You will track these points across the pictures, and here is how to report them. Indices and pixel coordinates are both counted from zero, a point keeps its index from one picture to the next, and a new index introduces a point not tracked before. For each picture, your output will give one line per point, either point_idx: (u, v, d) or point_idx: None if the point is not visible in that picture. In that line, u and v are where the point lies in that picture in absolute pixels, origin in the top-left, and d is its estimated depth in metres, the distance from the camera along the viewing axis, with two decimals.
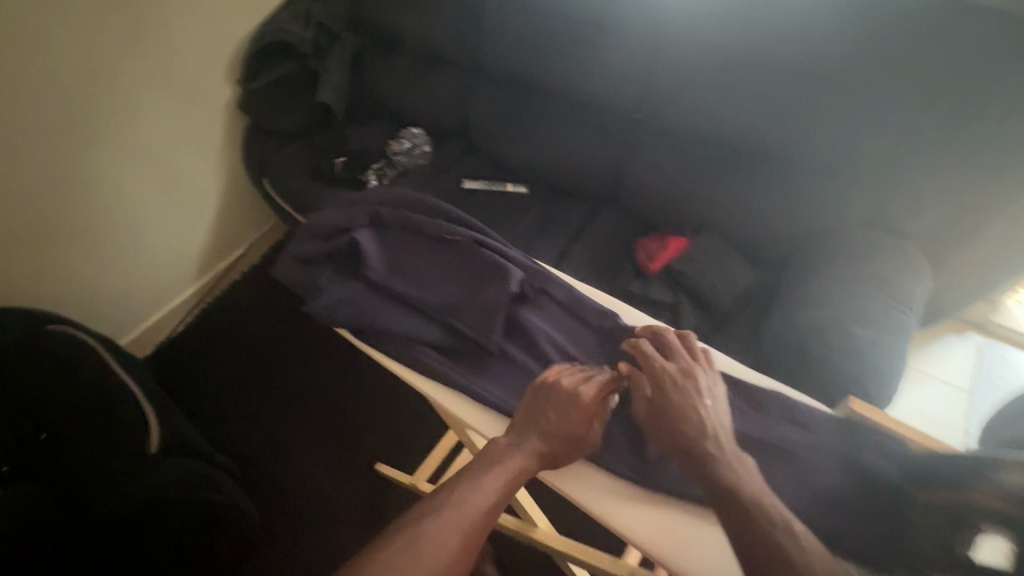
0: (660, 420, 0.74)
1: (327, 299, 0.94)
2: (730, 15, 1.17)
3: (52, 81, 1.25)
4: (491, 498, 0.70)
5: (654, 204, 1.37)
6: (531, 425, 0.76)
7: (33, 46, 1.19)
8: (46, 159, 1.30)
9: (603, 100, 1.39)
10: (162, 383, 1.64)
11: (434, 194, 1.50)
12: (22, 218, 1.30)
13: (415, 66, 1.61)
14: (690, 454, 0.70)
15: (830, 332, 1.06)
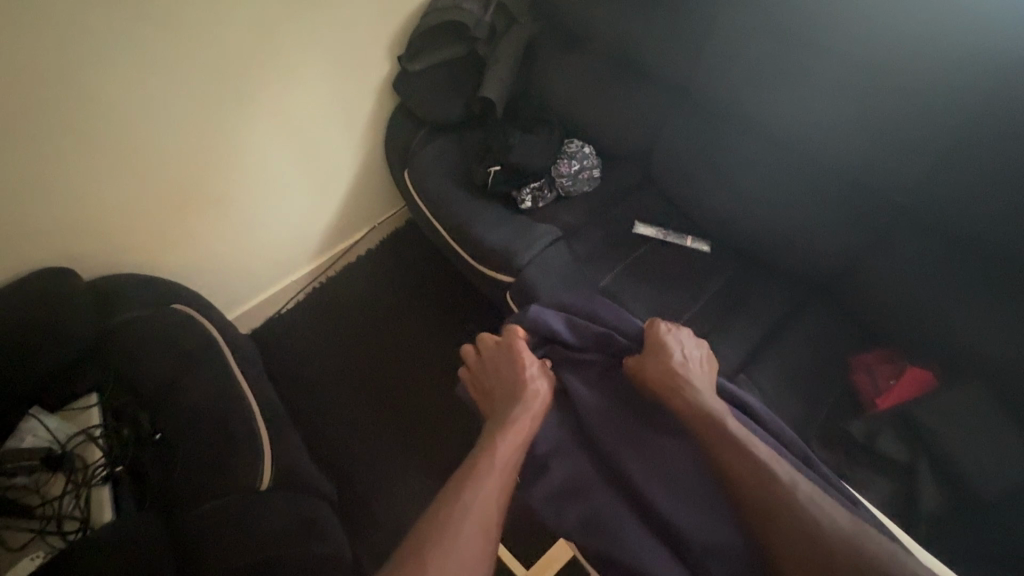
0: (647, 365, 0.90)
1: (553, 477, 0.83)
2: None
3: (216, 46, 1.14)
4: (493, 471, 0.79)
5: (887, 316, 1.05)
6: (512, 391, 0.89)
7: (203, 6, 1.08)
8: (196, 127, 1.20)
9: (842, 165, 1.05)
10: (268, 367, 1.57)
11: (600, 234, 1.28)
12: (163, 180, 1.22)
13: (600, 71, 1.35)
14: (677, 392, 0.85)
15: None
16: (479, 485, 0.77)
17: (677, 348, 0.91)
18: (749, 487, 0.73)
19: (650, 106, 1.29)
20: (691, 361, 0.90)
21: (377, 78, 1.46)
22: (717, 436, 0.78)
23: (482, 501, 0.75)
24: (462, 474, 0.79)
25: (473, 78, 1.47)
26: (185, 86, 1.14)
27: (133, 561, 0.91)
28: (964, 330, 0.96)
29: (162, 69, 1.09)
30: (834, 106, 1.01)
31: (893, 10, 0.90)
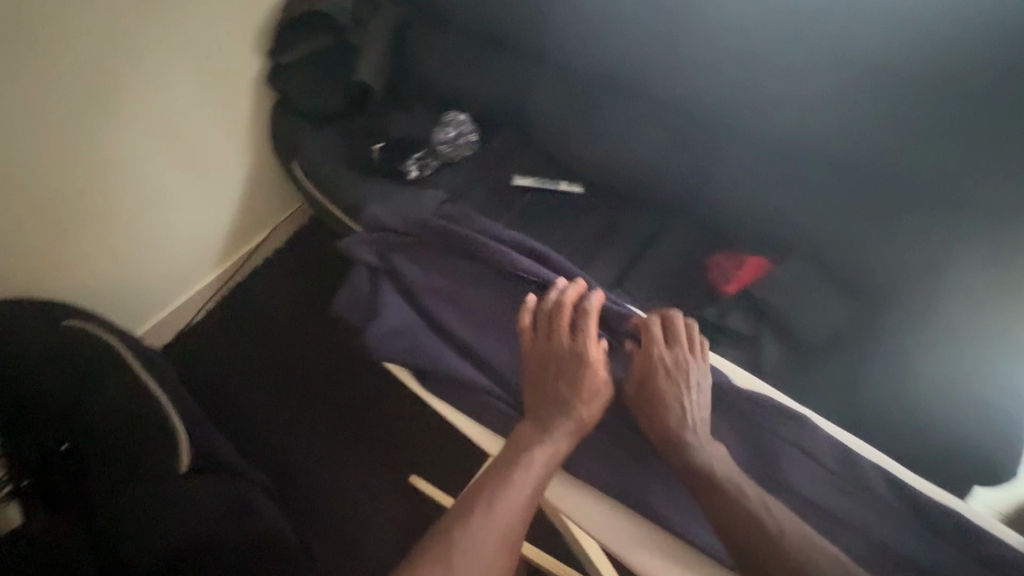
0: (643, 411, 0.84)
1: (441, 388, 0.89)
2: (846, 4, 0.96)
3: (64, 52, 1.13)
4: (525, 490, 0.77)
5: (732, 222, 1.21)
6: (558, 400, 0.82)
7: (39, 11, 1.07)
8: (58, 139, 1.19)
9: (673, 98, 1.20)
10: (186, 377, 1.56)
11: (482, 193, 1.38)
12: (33, 199, 1.21)
13: (463, 43, 1.44)
14: (669, 441, 0.81)
15: (929, 402, 0.92)
16: (510, 498, 0.76)
17: (681, 395, 0.83)
18: (732, 532, 0.73)
19: (513, 69, 1.40)
20: (697, 400, 0.83)
21: (250, 77, 1.48)
22: (707, 488, 0.76)
23: (506, 514, 0.75)
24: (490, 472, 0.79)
25: (348, 65, 1.52)
26: (40, 93, 1.13)
27: None
28: (786, 219, 1.14)
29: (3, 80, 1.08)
30: (662, 44, 1.15)
31: None
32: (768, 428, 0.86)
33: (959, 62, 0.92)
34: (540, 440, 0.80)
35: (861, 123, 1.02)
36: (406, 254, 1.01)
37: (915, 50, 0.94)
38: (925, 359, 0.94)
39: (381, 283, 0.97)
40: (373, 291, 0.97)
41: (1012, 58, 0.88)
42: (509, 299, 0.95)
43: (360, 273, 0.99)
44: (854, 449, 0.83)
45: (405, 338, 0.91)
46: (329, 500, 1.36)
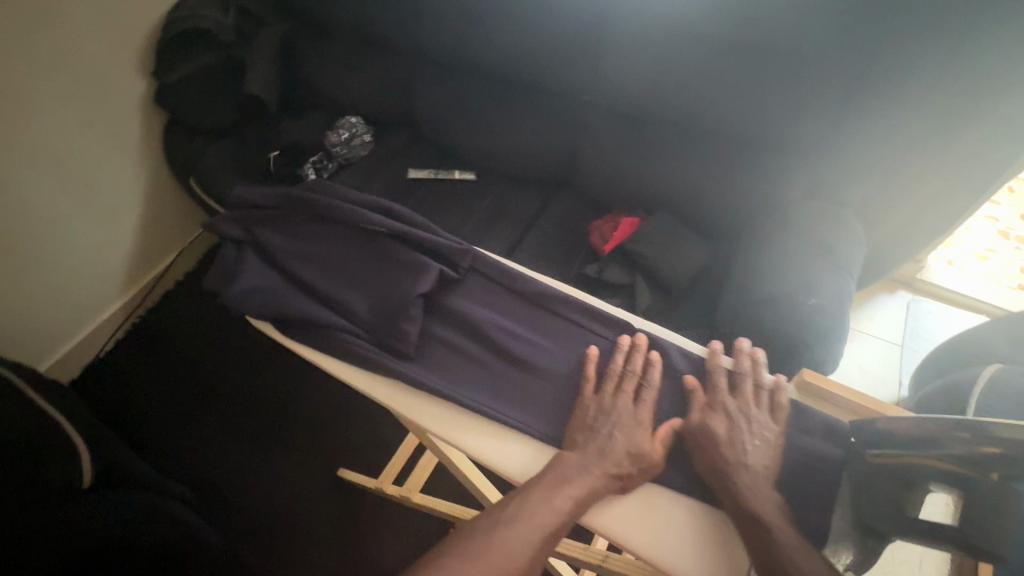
0: (700, 461, 0.72)
1: None
2: None
3: None
4: (561, 517, 0.65)
5: (606, 187, 1.34)
6: (605, 442, 0.72)
7: None
8: None
9: (539, 83, 1.32)
10: (94, 407, 1.50)
11: (381, 187, 1.44)
12: None
13: (347, 50, 1.52)
14: (725, 488, 0.69)
15: (761, 308, 1.01)
16: (546, 507, 0.65)
17: (743, 435, 0.72)
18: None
19: (397, 71, 1.48)
20: (757, 446, 0.71)
21: (134, 97, 1.48)
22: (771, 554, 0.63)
23: (543, 519, 0.65)
24: (527, 493, 0.68)
25: (235, 78, 1.55)
26: None
27: None
28: (651, 180, 1.27)
29: None
30: (524, 34, 1.25)
31: None
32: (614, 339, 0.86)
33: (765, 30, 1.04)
34: (587, 472, 0.69)
35: (696, 90, 1.15)
36: (269, 227, 0.95)
37: (735, 20, 1.06)
38: (762, 276, 1.07)
39: (246, 250, 0.93)
40: (235, 262, 0.91)
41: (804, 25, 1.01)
42: (374, 263, 0.91)
43: (225, 249, 0.94)
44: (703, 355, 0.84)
45: (265, 297, 0.87)
46: (260, 505, 1.36)
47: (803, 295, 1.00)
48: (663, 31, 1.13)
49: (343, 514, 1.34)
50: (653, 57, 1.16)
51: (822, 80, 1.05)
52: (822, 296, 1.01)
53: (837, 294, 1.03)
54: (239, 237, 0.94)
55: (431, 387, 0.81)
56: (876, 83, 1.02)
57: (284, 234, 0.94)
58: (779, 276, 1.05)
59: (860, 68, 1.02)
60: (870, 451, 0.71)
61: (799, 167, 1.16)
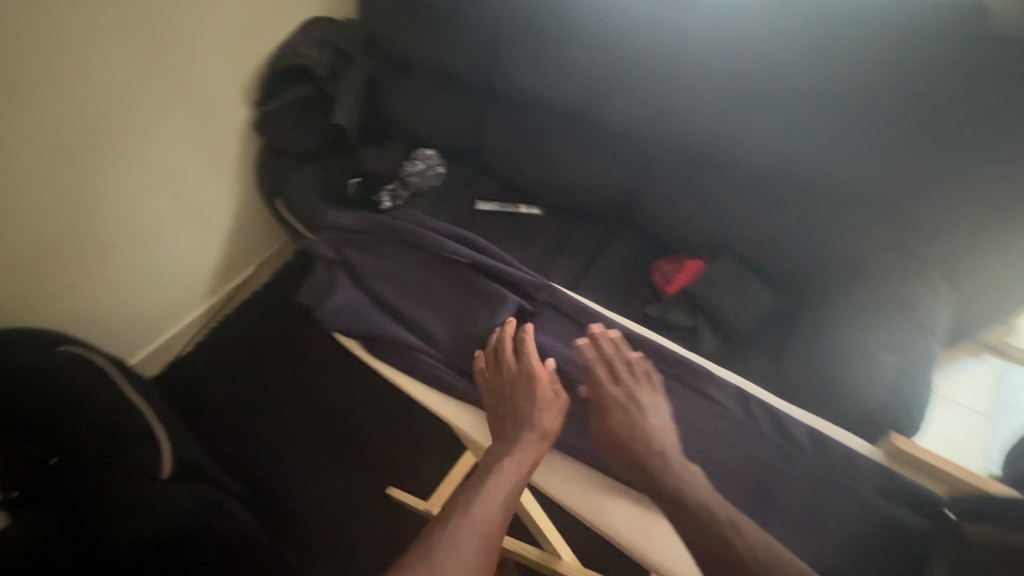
0: (608, 448, 0.75)
1: None
2: (748, 35, 1.11)
3: (80, 88, 1.23)
4: (497, 504, 0.69)
5: (671, 229, 1.33)
6: (516, 418, 0.76)
7: (67, 47, 1.18)
8: (67, 167, 1.27)
9: (611, 124, 1.35)
10: (172, 402, 1.61)
11: (449, 216, 1.51)
12: (49, 221, 1.28)
13: (426, 87, 1.61)
14: (642, 473, 0.72)
15: (840, 364, 0.98)
16: (484, 496, 0.69)
17: (641, 415, 0.76)
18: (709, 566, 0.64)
19: (474, 108, 1.56)
20: (655, 421, 0.76)
21: (237, 122, 1.62)
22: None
23: (478, 526, 0.67)
24: (453, 505, 0.69)
25: (323, 110, 1.68)
26: (57, 119, 1.22)
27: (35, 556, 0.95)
28: (718, 224, 1.27)
29: (26, 104, 1.16)
30: (600, 77, 1.30)
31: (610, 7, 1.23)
32: (687, 384, 0.86)
33: (850, 83, 1.05)
34: (511, 450, 0.73)
35: (774, 138, 1.15)
36: (360, 250, 1.02)
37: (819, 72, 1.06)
38: (838, 330, 1.02)
39: (336, 270, 0.99)
40: (327, 280, 0.98)
41: (891, 78, 1.01)
42: (457, 289, 0.97)
43: (317, 267, 1.00)
44: (788, 412, 0.82)
45: (351, 315, 0.92)
46: (311, 513, 1.40)
47: (878, 354, 0.97)
48: (743, 76, 1.14)
49: (389, 531, 1.37)
50: (729, 104, 1.17)
51: (911, 132, 1.02)
52: (904, 358, 0.97)
53: (924, 357, 0.98)
54: (332, 257, 1.01)
55: None
56: (971, 142, 0.99)
57: (374, 254, 1.01)
58: (857, 332, 1.00)
59: (953, 121, 0.99)
60: (965, 525, 0.68)
61: (878, 220, 1.12)
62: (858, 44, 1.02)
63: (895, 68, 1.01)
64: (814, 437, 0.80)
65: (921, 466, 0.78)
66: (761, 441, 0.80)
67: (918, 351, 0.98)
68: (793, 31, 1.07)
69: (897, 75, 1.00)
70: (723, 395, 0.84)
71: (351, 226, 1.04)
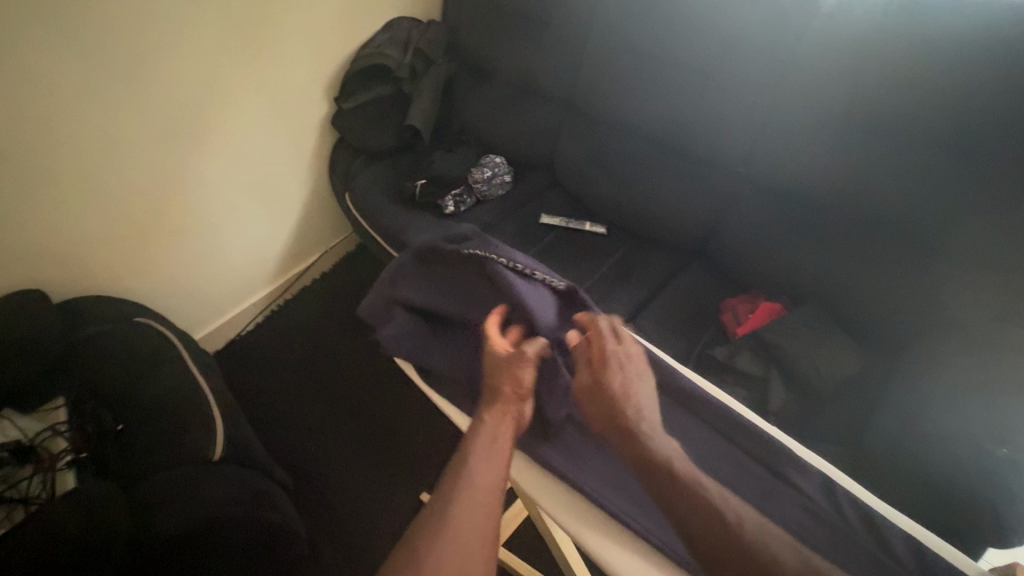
0: (595, 401, 0.79)
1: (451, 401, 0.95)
2: (862, 66, 1.01)
3: (178, 79, 1.31)
4: (481, 484, 0.74)
5: (749, 268, 1.25)
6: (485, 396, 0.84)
7: (169, 38, 1.25)
8: (157, 150, 1.35)
9: (695, 149, 1.28)
10: (230, 380, 1.68)
11: (512, 226, 1.48)
12: (137, 199, 1.37)
13: (505, 96, 1.60)
14: (621, 430, 0.77)
15: (932, 446, 0.87)
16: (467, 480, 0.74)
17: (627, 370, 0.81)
18: (698, 534, 0.68)
19: (550, 119, 1.53)
20: (645, 388, 0.80)
21: (317, 117, 1.66)
22: None
23: (470, 493, 0.73)
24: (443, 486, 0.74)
25: (401, 110, 1.69)
26: (153, 105, 1.29)
27: (96, 515, 1.01)
28: (800, 267, 1.17)
29: (127, 89, 1.24)
30: (688, 99, 1.24)
31: (710, 25, 1.15)
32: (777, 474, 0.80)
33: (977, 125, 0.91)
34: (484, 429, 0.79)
35: (880, 181, 1.04)
36: (434, 271, 0.99)
37: (943, 110, 0.94)
38: (932, 406, 0.92)
39: (402, 287, 0.98)
40: (391, 303, 0.98)
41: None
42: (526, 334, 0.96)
43: (382, 283, 1.00)
44: (884, 517, 0.74)
45: None
46: (349, 510, 1.43)
47: (991, 442, 0.84)
48: (854, 108, 1.03)
49: None
50: (831, 139, 1.08)
51: None
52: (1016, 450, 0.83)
53: None
54: (402, 271, 0.99)
55: (559, 469, 0.83)
56: None
57: (440, 284, 1.01)
58: (957, 411, 0.89)
59: None
60: None
61: None
62: (994, 78, 0.88)
63: None
64: (897, 538, 0.73)
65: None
66: (849, 543, 0.74)
67: None
68: (915, 59, 0.95)
69: None
70: (808, 483, 0.79)
71: (423, 252, 1.04)
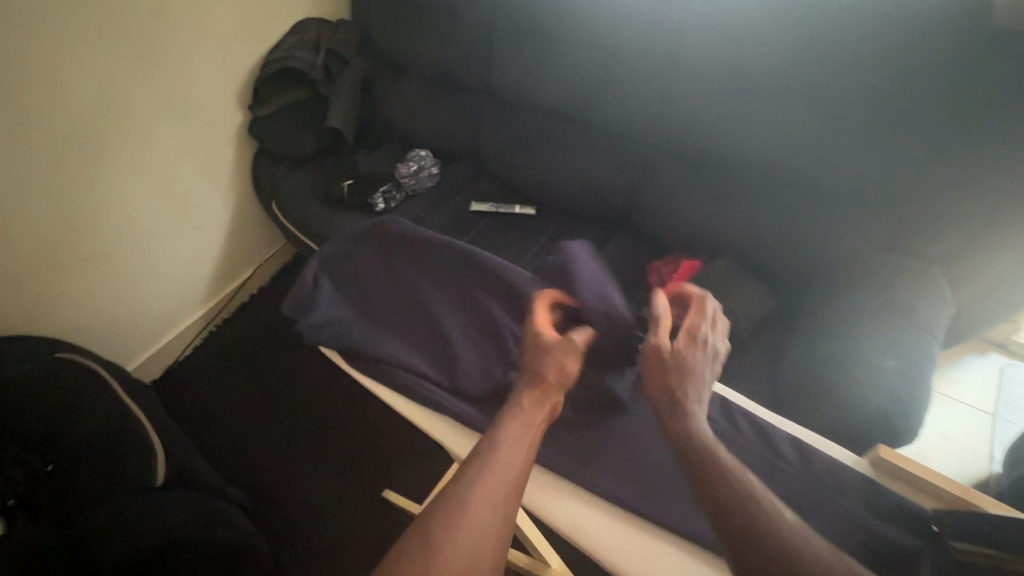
0: (655, 373, 0.72)
1: None
2: (745, 32, 1.08)
3: (71, 94, 1.23)
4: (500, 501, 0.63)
5: (670, 231, 1.32)
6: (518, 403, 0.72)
7: (57, 50, 1.17)
8: (57, 173, 1.26)
9: (609, 124, 1.33)
10: (172, 407, 1.62)
11: (443, 217, 1.50)
12: (39, 228, 1.28)
13: (423, 89, 1.60)
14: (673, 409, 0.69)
15: (838, 368, 0.95)
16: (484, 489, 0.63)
17: (705, 363, 0.73)
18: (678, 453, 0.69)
19: (469, 108, 1.55)
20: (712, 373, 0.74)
21: (232, 126, 1.61)
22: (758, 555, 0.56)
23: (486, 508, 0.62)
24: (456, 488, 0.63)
25: (320, 114, 1.67)
26: (46, 123, 1.21)
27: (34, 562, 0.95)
28: (713, 225, 1.25)
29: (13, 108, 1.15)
30: (595, 76, 1.29)
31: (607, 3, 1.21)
32: None
33: (847, 82, 1.02)
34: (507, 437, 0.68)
35: (772, 137, 1.13)
36: (348, 261, 0.98)
37: (819, 66, 1.03)
38: (833, 335, 1.01)
39: (322, 280, 0.95)
40: (316, 298, 0.93)
41: (883, 81, 0.99)
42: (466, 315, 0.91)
43: (304, 279, 0.96)
44: None
45: (338, 329, 0.90)
46: (311, 516, 1.42)
47: (879, 357, 0.94)
48: (746, 68, 1.10)
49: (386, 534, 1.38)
50: (726, 102, 1.15)
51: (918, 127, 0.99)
52: (902, 361, 0.94)
53: (927, 361, 0.95)
54: (320, 267, 0.98)
55: None
56: (979, 139, 0.96)
57: (369, 276, 0.96)
58: (855, 336, 0.98)
59: (951, 121, 0.96)
60: (955, 544, 0.62)
61: (880, 219, 1.10)
62: (858, 35, 0.98)
63: (898, 65, 0.97)
64: None
65: (914, 480, 0.71)
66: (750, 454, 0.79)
67: (924, 356, 0.95)
68: (789, 23, 1.04)
69: (897, 72, 0.97)
70: None
71: (344, 247, 1.00)
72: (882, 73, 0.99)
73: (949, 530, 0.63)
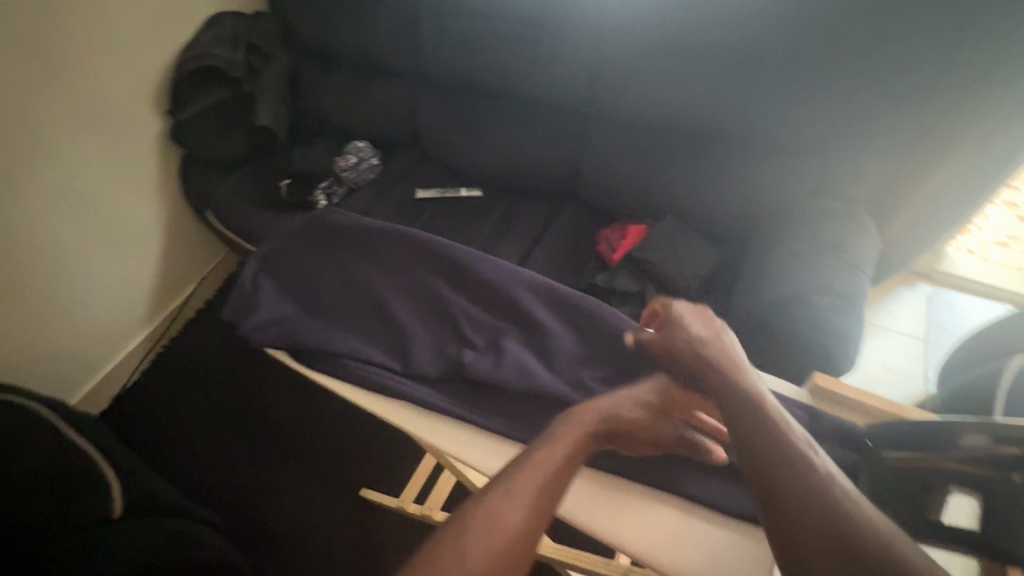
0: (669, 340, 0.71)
1: None
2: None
3: None
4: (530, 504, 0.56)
5: (615, 198, 1.34)
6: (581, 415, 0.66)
7: None
8: None
9: (544, 97, 1.34)
10: (124, 436, 1.54)
11: (389, 207, 1.47)
12: None
13: (353, 78, 1.56)
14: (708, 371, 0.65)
15: (782, 311, 1.00)
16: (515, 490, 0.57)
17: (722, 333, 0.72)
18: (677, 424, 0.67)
19: (402, 93, 1.52)
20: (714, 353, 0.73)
21: (152, 133, 1.51)
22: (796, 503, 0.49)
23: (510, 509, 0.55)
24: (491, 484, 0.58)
25: (244, 112, 1.57)
26: None
27: None
28: (654, 188, 1.28)
29: None
30: (525, 50, 1.28)
31: None
32: None
33: (764, 36, 1.06)
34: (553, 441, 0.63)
35: (702, 96, 1.16)
36: (288, 258, 0.94)
37: (738, 22, 1.07)
38: (775, 279, 1.05)
39: (261, 280, 0.92)
40: (257, 300, 0.90)
41: (798, 31, 1.04)
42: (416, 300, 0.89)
43: (243, 282, 0.92)
44: None
45: (283, 327, 0.87)
46: (287, 526, 1.38)
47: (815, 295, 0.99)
48: (668, 30, 1.13)
49: (368, 530, 1.37)
50: (654, 66, 1.17)
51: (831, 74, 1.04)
52: (837, 297, 1.00)
53: (858, 294, 1.02)
54: (258, 267, 0.94)
55: None
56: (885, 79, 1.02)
57: (310, 270, 0.93)
58: (794, 278, 1.03)
59: (860, 65, 1.02)
60: (887, 454, 0.65)
61: (807, 165, 1.15)
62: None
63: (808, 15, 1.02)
64: None
65: (849, 402, 0.76)
66: None
67: (856, 290, 1.01)
68: None
69: (808, 21, 1.03)
70: None
71: (282, 244, 0.96)
72: (795, 24, 1.03)
73: (882, 443, 0.67)
